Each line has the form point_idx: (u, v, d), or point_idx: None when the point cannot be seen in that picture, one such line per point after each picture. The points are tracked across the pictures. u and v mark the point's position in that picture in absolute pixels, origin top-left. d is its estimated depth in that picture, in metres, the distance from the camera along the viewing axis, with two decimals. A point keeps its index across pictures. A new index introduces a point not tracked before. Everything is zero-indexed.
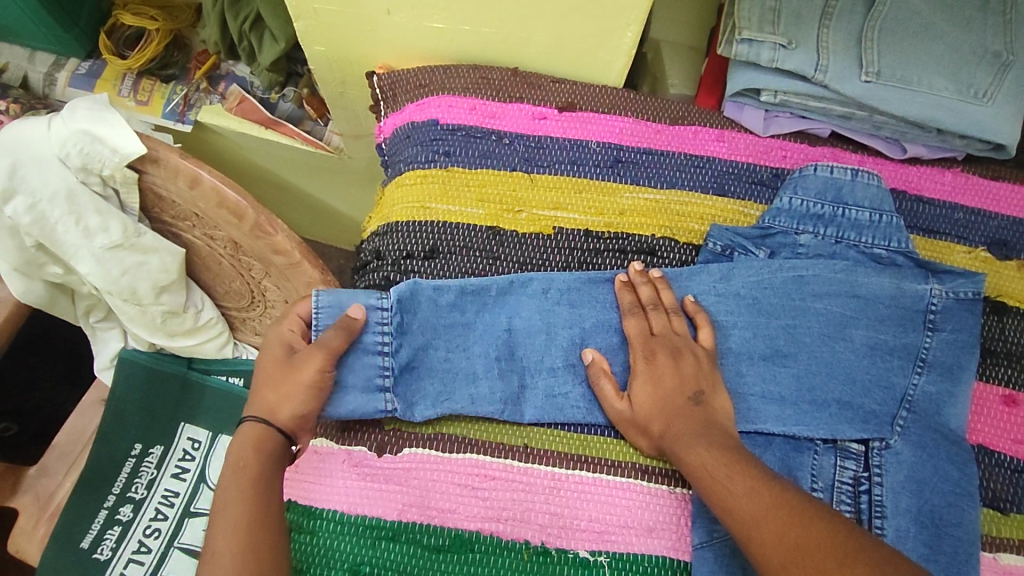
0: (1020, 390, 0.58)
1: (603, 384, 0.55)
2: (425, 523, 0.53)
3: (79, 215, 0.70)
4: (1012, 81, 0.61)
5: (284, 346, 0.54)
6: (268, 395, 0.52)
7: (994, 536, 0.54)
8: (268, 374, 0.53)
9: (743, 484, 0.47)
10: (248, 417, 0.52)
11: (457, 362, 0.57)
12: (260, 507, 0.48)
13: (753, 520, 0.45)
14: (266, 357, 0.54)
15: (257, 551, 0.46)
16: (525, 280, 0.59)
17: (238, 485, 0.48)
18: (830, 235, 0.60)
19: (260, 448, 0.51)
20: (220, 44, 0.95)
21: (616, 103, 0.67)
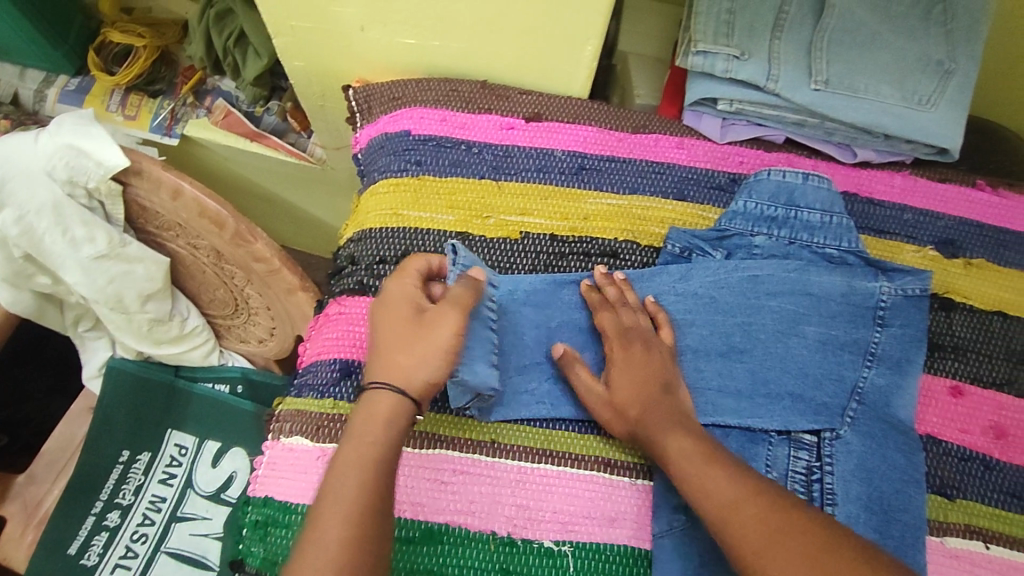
0: (966, 382, 0.61)
1: (578, 371, 0.58)
2: (397, 517, 0.55)
3: (65, 226, 0.72)
4: (954, 89, 0.64)
5: (404, 303, 0.51)
6: (401, 356, 0.49)
7: (941, 521, 0.56)
8: (394, 334, 0.50)
9: (722, 473, 0.49)
10: (375, 384, 0.48)
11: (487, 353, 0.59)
12: (376, 486, 0.44)
13: (721, 502, 0.47)
14: (387, 315, 0.51)
15: (363, 538, 0.42)
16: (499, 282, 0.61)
17: (359, 455, 0.45)
18: (784, 236, 0.63)
19: (391, 421, 0.47)
20: (206, 61, 0.97)
21: (581, 113, 0.70)
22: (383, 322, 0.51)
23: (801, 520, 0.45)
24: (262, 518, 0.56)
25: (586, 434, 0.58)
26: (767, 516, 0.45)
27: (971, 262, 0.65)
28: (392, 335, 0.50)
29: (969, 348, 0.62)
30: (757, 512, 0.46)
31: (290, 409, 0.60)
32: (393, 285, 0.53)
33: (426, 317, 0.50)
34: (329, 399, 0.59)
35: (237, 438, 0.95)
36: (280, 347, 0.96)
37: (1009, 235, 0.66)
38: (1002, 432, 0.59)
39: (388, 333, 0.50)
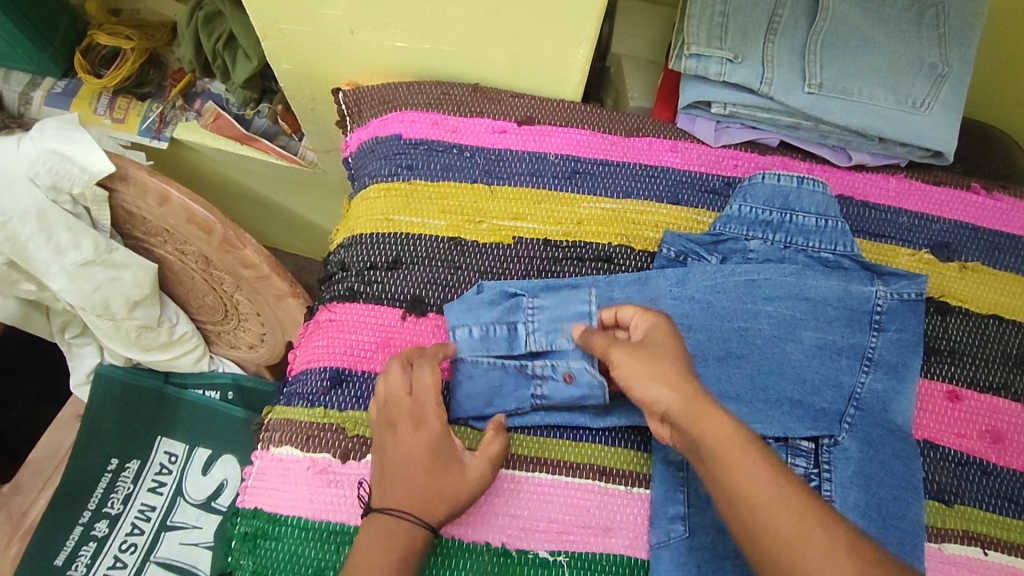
0: (962, 386, 0.60)
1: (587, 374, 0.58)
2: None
3: (50, 233, 0.70)
4: (948, 92, 0.64)
5: (428, 443, 0.52)
6: (421, 493, 0.50)
7: (939, 527, 0.56)
8: (418, 475, 0.51)
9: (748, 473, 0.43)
10: (391, 511, 0.50)
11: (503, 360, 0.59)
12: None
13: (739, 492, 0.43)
14: (399, 443, 0.52)
15: None
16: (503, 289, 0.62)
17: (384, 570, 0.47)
18: (779, 240, 0.63)
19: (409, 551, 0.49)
20: (195, 63, 0.96)
21: (574, 116, 0.69)
22: (404, 453, 0.52)
23: (834, 527, 0.41)
24: (251, 531, 0.55)
25: (582, 442, 0.57)
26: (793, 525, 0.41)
27: (966, 266, 0.65)
28: (414, 473, 0.51)
29: (965, 352, 0.61)
30: (786, 511, 0.41)
31: (280, 419, 0.58)
32: (399, 406, 0.53)
33: (457, 462, 0.52)
34: (319, 407, 0.58)
35: (228, 445, 0.93)
36: (271, 353, 0.94)
37: (1004, 238, 0.66)
38: (999, 436, 0.59)
39: (405, 466, 0.51)
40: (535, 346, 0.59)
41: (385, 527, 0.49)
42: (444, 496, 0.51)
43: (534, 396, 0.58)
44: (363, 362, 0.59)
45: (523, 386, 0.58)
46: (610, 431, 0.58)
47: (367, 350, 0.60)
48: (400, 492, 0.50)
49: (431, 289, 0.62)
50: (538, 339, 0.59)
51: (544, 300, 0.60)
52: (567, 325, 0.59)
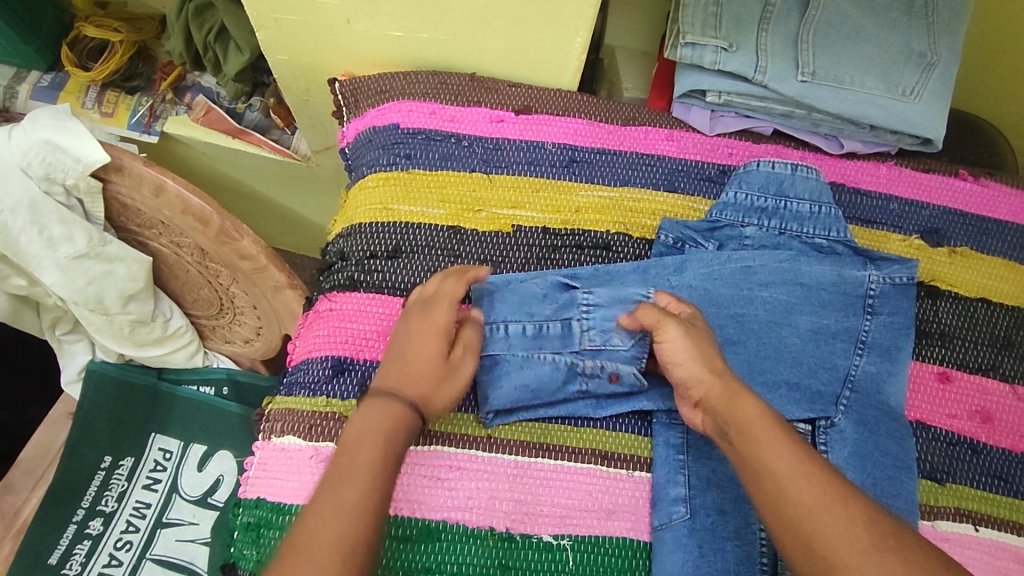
0: (953, 368, 0.62)
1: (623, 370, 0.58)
2: (392, 514, 0.53)
3: (42, 225, 0.70)
4: (936, 80, 0.65)
5: (435, 337, 0.54)
6: (420, 381, 0.52)
7: (932, 505, 0.57)
8: (422, 359, 0.53)
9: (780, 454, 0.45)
10: (393, 395, 0.51)
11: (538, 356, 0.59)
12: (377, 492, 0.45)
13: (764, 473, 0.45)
14: (416, 328, 0.55)
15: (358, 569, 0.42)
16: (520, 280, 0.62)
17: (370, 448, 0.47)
18: (774, 227, 0.64)
19: (396, 433, 0.49)
20: (186, 56, 0.95)
21: (571, 106, 0.70)
22: (409, 339, 0.54)
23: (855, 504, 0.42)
24: (254, 520, 0.55)
25: (583, 427, 0.58)
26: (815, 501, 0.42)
27: (956, 250, 0.66)
28: (420, 362, 0.53)
29: (955, 335, 0.63)
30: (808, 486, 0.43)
31: (281, 408, 0.58)
32: (416, 309, 0.56)
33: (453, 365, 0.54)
34: (322, 396, 0.58)
35: (224, 440, 0.93)
36: (266, 347, 0.94)
37: (991, 223, 0.68)
38: (988, 416, 0.61)
39: (418, 340, 0.54)
40: (589, 346, 0.59)
41: (384, 408, 0.50)
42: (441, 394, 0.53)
43: (580, 390, 0.58)
44: (366, 351, 0.59)
45: (571, 381, 0.58)
46: (611, 417, 0.59)
47: (370, 339, 0.60)
48: (400, 377, 0.52)
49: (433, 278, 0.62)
50: (591, 338, 0.59)
51: (599, 297, 0.60)
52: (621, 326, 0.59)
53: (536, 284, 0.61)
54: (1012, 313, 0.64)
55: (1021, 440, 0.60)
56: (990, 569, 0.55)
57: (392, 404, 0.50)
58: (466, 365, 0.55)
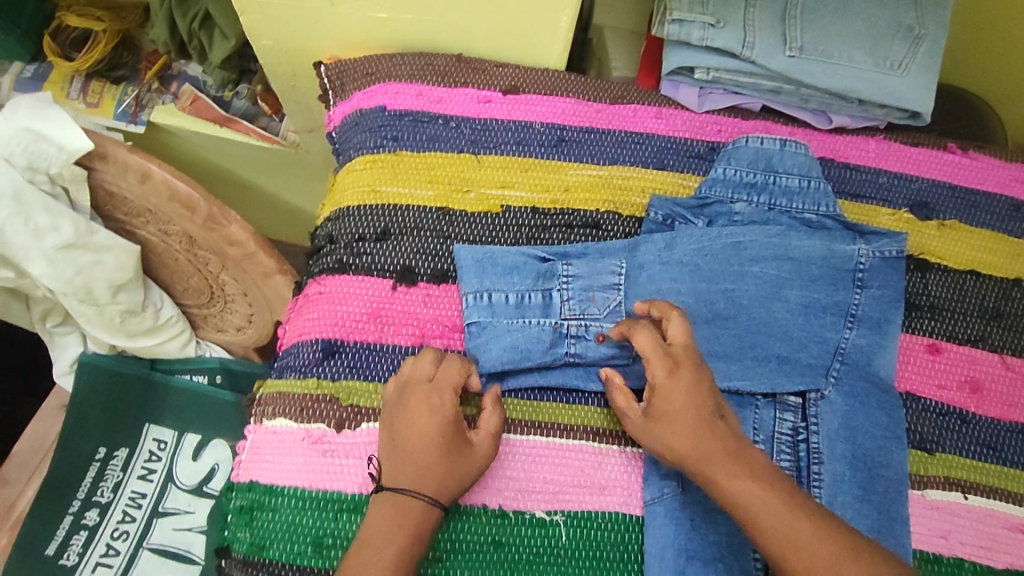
0: (943, 339, 0.62)
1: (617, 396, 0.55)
2: (461, 503, 0.54)
3: (27, 215, 0.68)
4: (924, 53, 0.65)
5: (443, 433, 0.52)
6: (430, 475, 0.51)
7: (921, 475, 0.57)
8: (430, 454, 0.51)
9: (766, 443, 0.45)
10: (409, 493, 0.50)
11: (518, 325, 0.59)
12: None
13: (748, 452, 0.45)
14: (410, 431, 0.52)
15: None
16: (495, 258, 0.61)
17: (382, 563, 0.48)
18: (763, 202, 0.64)
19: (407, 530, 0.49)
20: (171, 44, 0.94)
21: (559, 85, 0.70)
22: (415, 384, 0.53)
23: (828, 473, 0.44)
24: (247, 503, 0.55)
25: (574, 404, 0.58)
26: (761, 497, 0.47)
27: (944, 223, 0.66)
28: (432, 458, 0.51)
29: (945, 307, 0.63)
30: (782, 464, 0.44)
31: (273, 392, 0.58)
32: (419, 390, 0.53)
33: (468, 445, 0.52)
34: (313, 378, 0.58)
35: (218, 429, 0.93)
36: (259, 334, 0.94)
37: (980, 195, 0.68)
38: (978, 386, 0.61)
39: (417, 455, 0.51)
40: (569, 313, 0.60)
41: (395, 509, 0.50)
42: (460, 468, 0.52)
43: (567, 353, 0.59)
44: (356, 333, 0.59)
45: (558, 344, 0.59)
46: (602, 393, 0.59)
47: (359, 320, 0.59)
48: (412, 467, 0.51)
49: (421, 259, 0.62)
50: (572, 306, 0.60)
51: (577, 269, 0.61)
52: (598, 295, 0.60)
53: (512, 255, 0.61)
54: (1000, 285, 0.65)
55: (1011, 409, 0.61)
56: (980, 536, 0.56)
57: (407, 506, 0.50)
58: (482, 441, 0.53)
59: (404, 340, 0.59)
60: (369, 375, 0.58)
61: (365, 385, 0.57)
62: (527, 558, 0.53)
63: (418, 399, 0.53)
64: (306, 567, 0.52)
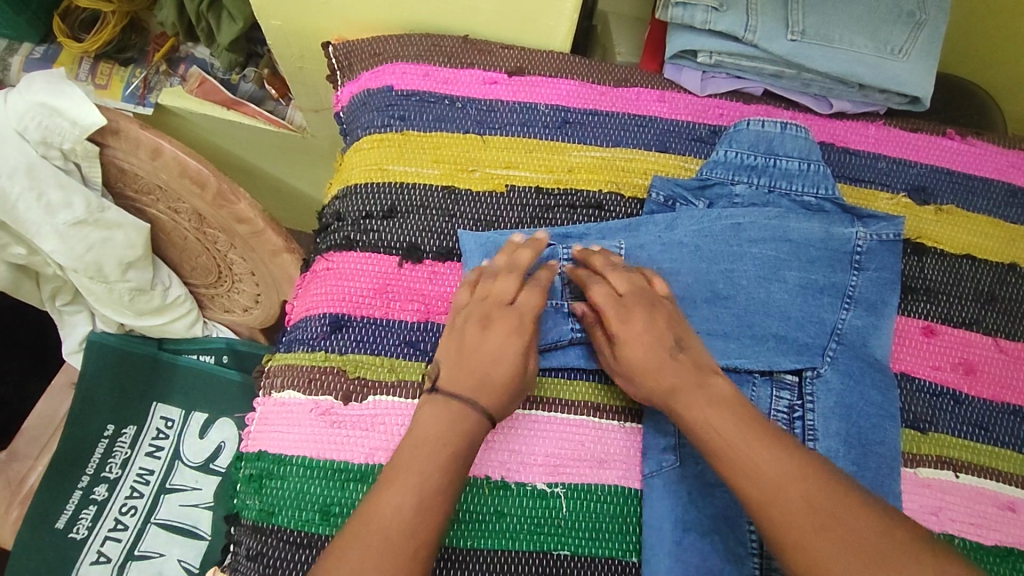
0: (937, 321, 0.63)
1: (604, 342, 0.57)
2: (472, 475, 0.55)
3: (40, 190, 0.70)
4: (925, 39, 0.66)
5: (512, 352, 0.53)
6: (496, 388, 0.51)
7: (914, 453, 0.59)
8: (500, 372, 0.52)
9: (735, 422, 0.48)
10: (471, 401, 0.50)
11: None
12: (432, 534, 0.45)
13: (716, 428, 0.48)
14: (483, 346, 0.53)
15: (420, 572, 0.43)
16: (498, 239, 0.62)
17: None
18: (763, 184, 0.65)
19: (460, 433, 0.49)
20: (179, 26, 0.94)
21: (564, 67, 0.71)
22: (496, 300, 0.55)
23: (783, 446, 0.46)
24: (256, 472, 0.56)
25: (575, 380, 0.59)
26: (769, 460, 0.46)
27: (942, 208, 0.67)
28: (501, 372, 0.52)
29: (940, 290, 0.64)
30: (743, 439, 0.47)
31: (281, 364, 0.60)
32: (499, 307, 0.54)
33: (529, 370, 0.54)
34: (321, 351, 0.59)
35: (224, 408, 0.95)
36: (265, 315, 0.96)
37: (977, 181, 0.69)
38: (971, 368, 0.62)
39: (483, 366, 0.52)
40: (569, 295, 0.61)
41: (447, 409, 0.50)
42: (515, 397, 0.52)
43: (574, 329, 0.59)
44: (363, 308, 0.60)
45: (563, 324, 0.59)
46: (602, 369, 0.60)
47: (366, 296, 0.61)
48: (474, 378, 0.51)
49: (428, 236, 0.63)
50: (573, 285, 0.61)
51: (578, 248, 0.62)
52: None
53: (515, 235, 0.62)
54: (996, 269, 0.66)
55: (1003, 391, 0.62)
56: (970, 513, 0.57)
57: (465, 409, 0.50)
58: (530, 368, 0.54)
59: (410, 316, 0.60)
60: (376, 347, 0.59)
61: (372, 358, 0.59)
62: (529, 529, 0.55)
63: (496, 319, 0.54)
64: (313, 535, 0.53)
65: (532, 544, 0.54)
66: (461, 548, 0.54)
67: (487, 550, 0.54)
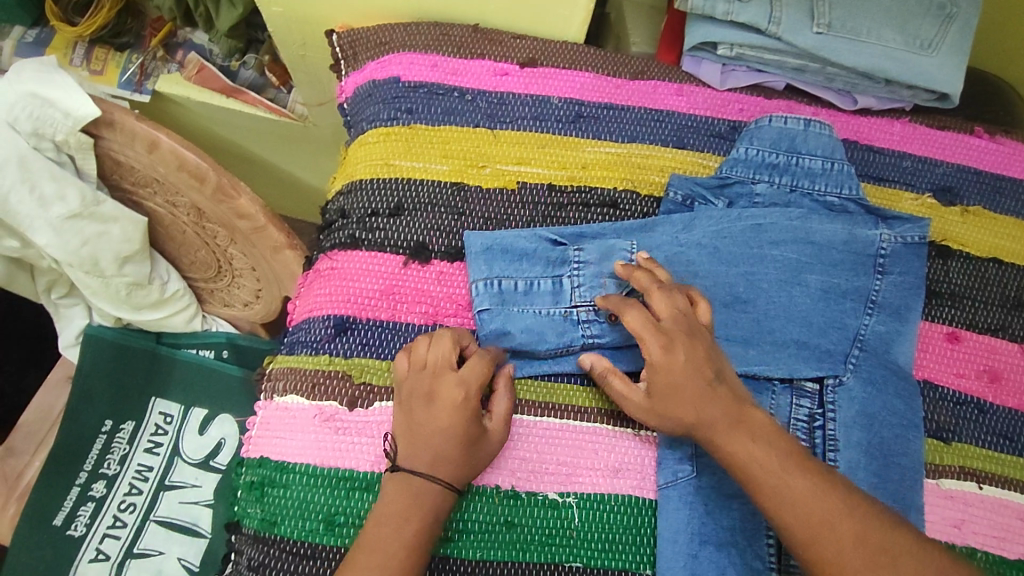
0: (962, 327, 0.61)
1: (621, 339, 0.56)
2: (475, 483, 0.54)
3: (32, 182, 0.67)
4: (955, 33, 0.63)
5: (458, 418, 0.52)
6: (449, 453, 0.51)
7: (937, 464, 0.57)
8: (448, 445, 0.51)
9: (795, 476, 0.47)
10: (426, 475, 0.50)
11: (522, 311, 0.59)
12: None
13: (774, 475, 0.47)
14: (430, 419, 0.51)
15: None
16: (503, 242, 0.60)
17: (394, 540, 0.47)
18: (785, 183, 0.62)
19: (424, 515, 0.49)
20: (176, 11, 0.91)
21: (578, 58, 0.68)
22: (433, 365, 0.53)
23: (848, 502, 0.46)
24: (258, 479, 0.54)
25: (589, 386, 0.57)
26: (818, 508, 0.46)
27: (968, 210, 0.65)
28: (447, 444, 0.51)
29: (965, 295, 0.62)
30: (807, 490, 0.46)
31: (283, 367, 0.58)
32: (445, 376, 0.52)
33: (484, 433, 0.52)
34: (324, 355, 0.57)
35: (224, 404, 0.92)
36: (266, 310, 0.93)
37: (1006, 181, 0.66)
38: (996, 376, 0.60)
39: (434, 442, 0.51)
40: (579, 301, 0.59)
41: (409, 491, 0.50)
42: (470, 461, 0.51)
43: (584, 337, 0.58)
44: (368, 310, 0.58)
45: (570, 331, 0.58)
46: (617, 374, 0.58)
47: (372, 297, 0.58)
48: (427, 451, 0.51)
49: (436, 235, 0.61)
50: (582, 294, 0.59)
51: (589, 255, 0.60)
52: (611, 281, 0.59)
53: (524, 240, 0.60)
54: None
55: None
56: (993, 526, 0.55)
57: (423, 489, 0.50)
58: (497, 430, 0.53)
59: (417, 319, 0.58)
60: (381, 353, 0.57)
61: (377, 362, 0.57)
62: (540, 540, 0.53)
63: (441, 388, 0.52)
64: (318, 545, 0.52)
65: (543, 555, 0.53)
66: (461, 558, 0.52)
67: (497, 561, 0.52)
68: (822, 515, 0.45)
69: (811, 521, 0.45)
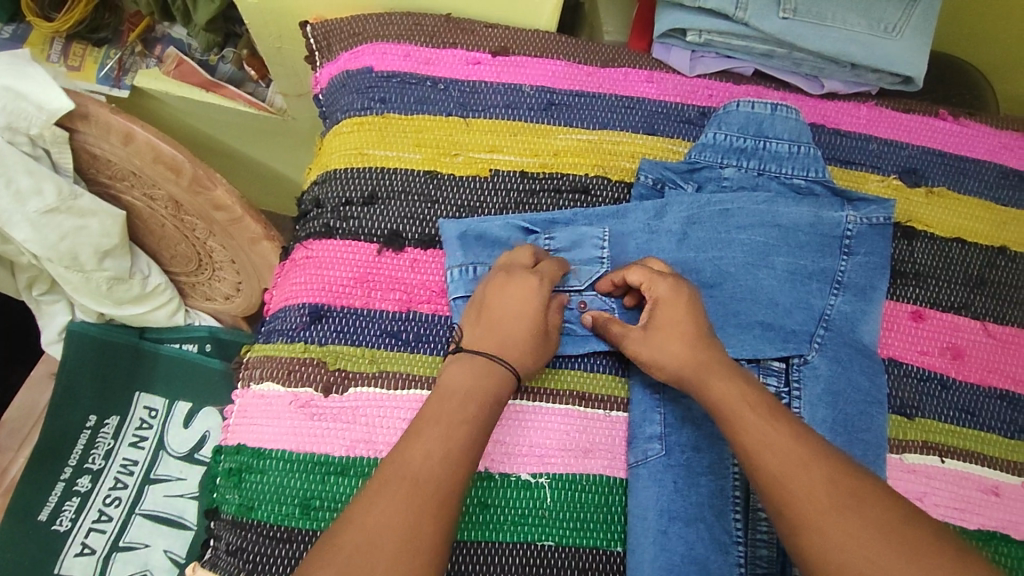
0: (926, 306, 0.63)
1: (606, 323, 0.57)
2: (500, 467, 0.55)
3: (8, 177, 0.67)
4: (919, 17, 0.64)
5: (530, 310, 0.56)
6: (516, 342, 0.54)
7: (901, 439, 0.58)
8: (519, 332, 0.54)
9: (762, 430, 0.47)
10: (494, 356, 0.53)
11: None
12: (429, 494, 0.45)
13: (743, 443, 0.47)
14: (504, 306, 0.55)
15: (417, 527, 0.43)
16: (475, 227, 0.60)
17: None
18: (752, 167, 0.64)
19: (483, 385, 0.51)
20: (154, 6, 0.91)
21: (549, 47, 0.68)
22: (506, 261, 0.58)
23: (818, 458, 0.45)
24: (235, 466, 0.55)
25: (561, 368, 0.59)
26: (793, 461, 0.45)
27: (932, 191, 0.66)
28: (517, 333, 0.54)
29: (930, 274, 0.63)
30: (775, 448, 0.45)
31: (259, 355, 0.58)
32: (517, 272, 0.57)
33: (546, 333, 0.56)
34: (300, 342, 0.58)
35: (208, 398, 0.93)
36: (248, 302, 0.94)
37: (969, 163, 0.68)
38: (959, 352, 0.62)
39: (507, 326, 0.55)
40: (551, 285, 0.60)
41: (477, 368, 0.52)
42: (536, 353, 0.55)
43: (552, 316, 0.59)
44: (343, 297, 0.59)
45: None
46: (588, 357, 0.59)
47: (346, 285, 0.59)
48: (496, 337, 0.54)
49: (410, 224, 0.61)
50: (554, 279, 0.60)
51: (560, 242, 0.61)
52: (581, 269, 0.61)
53: (498, 228, 0.61)
54: (986, 252, 0.65)
55: (991, 375, 0.61)
56: (954, 498, 0.57)
57: (491, 368, 0.52)
58: (555, 333, 0.57)
59: (390, 305, 0.59)
60: (356, 339, 0.58)
61: (351, 350, 0.57)
62: (513, 520, 0.54)
63: (516, 279, 0.56)
64: (294, 529, 0.53)
65: (516, 534, 0.54)
66: (480, 542, 0.53)
67: (470, 542, 0.53)
68: (794, 462, 0.45)
69: (782, 465, 0.45)
